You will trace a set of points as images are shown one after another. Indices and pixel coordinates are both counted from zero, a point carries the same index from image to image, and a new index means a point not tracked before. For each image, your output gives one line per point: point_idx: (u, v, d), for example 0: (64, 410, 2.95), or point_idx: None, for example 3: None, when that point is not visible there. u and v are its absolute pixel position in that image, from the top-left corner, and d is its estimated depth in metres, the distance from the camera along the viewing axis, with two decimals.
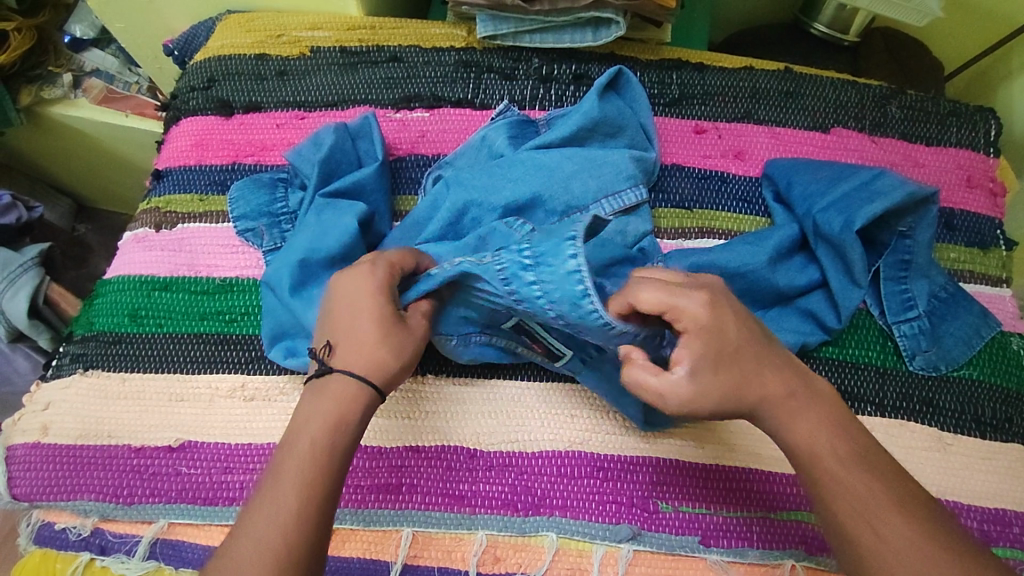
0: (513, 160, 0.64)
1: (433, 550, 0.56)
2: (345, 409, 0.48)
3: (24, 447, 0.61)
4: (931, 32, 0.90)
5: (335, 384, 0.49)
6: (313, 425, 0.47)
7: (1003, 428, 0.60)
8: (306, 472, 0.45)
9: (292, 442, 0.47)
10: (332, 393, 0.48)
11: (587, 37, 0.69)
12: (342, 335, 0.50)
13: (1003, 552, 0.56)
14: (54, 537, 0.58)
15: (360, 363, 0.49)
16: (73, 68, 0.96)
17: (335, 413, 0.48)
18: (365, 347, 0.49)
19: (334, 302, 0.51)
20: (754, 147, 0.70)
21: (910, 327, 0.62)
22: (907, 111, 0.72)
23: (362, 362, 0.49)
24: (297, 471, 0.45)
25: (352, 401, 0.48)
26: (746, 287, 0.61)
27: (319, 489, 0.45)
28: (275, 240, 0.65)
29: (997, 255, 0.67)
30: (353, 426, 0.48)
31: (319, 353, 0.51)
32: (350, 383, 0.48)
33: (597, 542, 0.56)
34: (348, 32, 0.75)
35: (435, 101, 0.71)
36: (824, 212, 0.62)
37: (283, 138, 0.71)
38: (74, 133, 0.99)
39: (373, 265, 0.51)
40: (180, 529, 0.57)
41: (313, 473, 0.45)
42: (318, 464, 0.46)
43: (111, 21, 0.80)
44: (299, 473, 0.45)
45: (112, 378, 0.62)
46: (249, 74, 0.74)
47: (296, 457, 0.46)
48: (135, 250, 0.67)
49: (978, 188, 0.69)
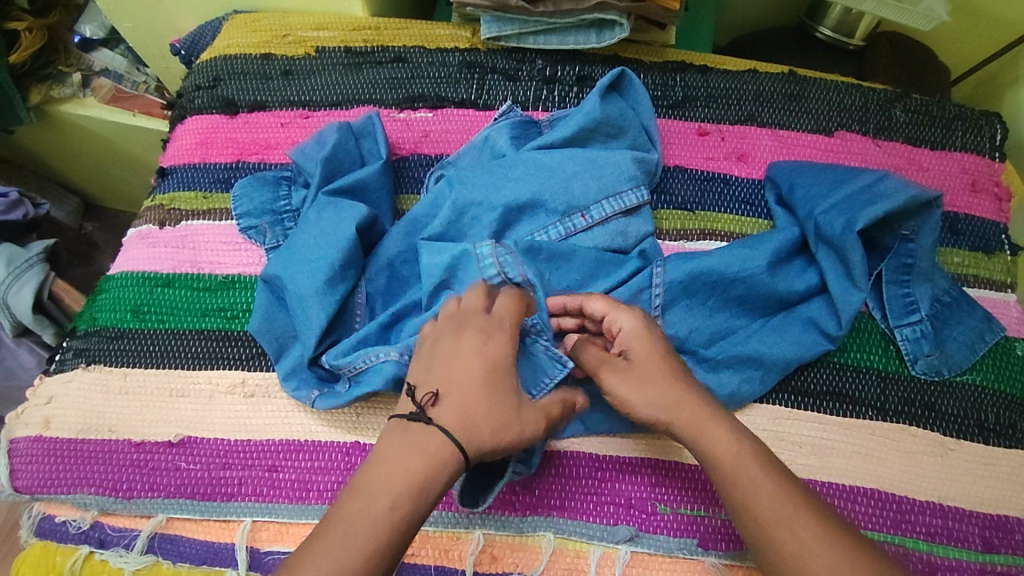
0: (515, 159, 0.64)
1: (429, 548, 0.56)
2: (435, 471, 0.46)
3: (26, 440, 0.61)
4: (939, 37, 0.90)
5: (430, 444, 0.47)
6: (395, 479, 0.46)
7: (1006, 434, 0.60)
8: (377, 529, 0.44)
9: (369, 494, 0.45)
10: (424, 447, 0.47)
11: (591, 39, 0.69)
12: (448, 389, 0.49)
13: (1004, 559, 0.56)
14: (54, 529, 0.58)
15: (456, 427, 0.47)
16: (83, 68, 0.97)
17: (420, 475, 0.46)
18: (470, 412, 0.48)
19: (446, 350, 0.51)
20: (756, 149, 0.70)
21: (912, 331, 0.61)
22: (912, 115, 0.71)
23: (457, 426, 0.47)
24: (371, 528, 0.44)
25: (434, 465, 0.46)
26: (746, 293, 0.60)
27: (386, 551, 0.44)
28: (277, 238, 0.65)
29: (1001, 260, 0.66)
30: (432, 491, 0.46)
31: (421, 399, 0.49)
32: (442, 449, 0.46)
33: (594, 543, 0.56)
34: (354, 33, 0.76)
35: (438, 101, 0.72)
36: (825, 214, 0.62)
37: (287, 136, 0.71)
38: (82, 131, 1.00)
39: (487, 324, 0.52)
40: (180, 524, 0.58)
41: (379, 541, 0.44)
42: (389, 522, 0.44)
43: (120, 20, 0.81)
44: (371, 532, 0.44)
45: (114, 373, 0.63)
46: (255, 73, 0.74)
47: (372, 513, 0.45)
48: (139, 246, 0.68)
49: (982, 192, 0.69)
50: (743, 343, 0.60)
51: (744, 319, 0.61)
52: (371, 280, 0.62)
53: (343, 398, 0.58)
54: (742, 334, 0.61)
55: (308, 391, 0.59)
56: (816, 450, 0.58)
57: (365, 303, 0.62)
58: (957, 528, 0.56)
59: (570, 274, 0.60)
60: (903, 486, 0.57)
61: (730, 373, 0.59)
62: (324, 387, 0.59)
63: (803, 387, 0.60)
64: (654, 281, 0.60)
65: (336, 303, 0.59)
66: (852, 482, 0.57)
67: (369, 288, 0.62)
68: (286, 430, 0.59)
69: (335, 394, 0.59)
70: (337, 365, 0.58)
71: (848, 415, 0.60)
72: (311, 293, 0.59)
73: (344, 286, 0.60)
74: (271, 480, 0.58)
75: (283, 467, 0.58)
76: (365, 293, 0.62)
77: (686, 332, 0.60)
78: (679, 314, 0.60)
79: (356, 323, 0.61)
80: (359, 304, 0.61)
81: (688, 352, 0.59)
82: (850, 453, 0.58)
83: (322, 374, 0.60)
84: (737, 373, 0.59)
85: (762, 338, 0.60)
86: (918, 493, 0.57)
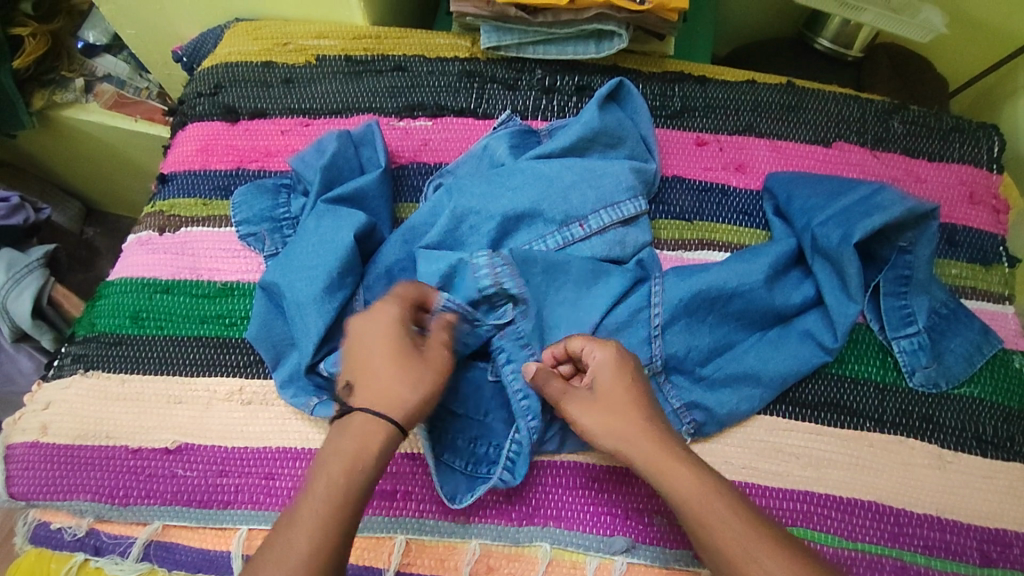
0: (514, 169, 0.64)
1: (425, 558, 0.56)
2: (366, 446, 0.48)
3: (23, 446, 0.61)
4: (936, 50, 0.90)
5: (356, 423, 0.49)
6: (329, 462, 0.47)
7: (1005, 447, 0.59)
8: (316, 512, 0.45)
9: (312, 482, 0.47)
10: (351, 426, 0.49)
11: (590, 49, 0.69)
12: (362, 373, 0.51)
13: (1002, 572, 0.55)
14: (50, 536, 0.58)
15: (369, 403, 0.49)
16: (86, 73, 0.97)
17: (350, 453, 0.48)
18: (383, 388, 0.50)
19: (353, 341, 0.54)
20: (755, 160, 0.70)
21: (910, 343, 0.61)
22: (910, 126, 0.72)
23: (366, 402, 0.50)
24: (312, 510, 0.45)
25: (359, 440, 0.48)
26: (744, 307, 0.61)
27: (331, 531, 0.45)
28: (276, 245, 0.66)
29: (998, 272, 0.66)
30: (363, 464, 0.47)
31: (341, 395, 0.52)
32: (365, 424, 0.48)
33: (590, 554, 0.55)
34: (354, 41, 0.76)
35: (437, 110, 0.72)
36: (822, 226, 0.62)
37: (287, 144, 0.72)
38: (84, 136, 1.00)
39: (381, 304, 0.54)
40: (175, 532, 0.58)
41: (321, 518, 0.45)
42: (331, 503, 0.46)
43: (122, 27, 0.82)
44: (312, 518, 0.45)
45: (112, 379, 0.63)
46: (255, 80, 0.75)
47: (312, 498, 0.46)
48: (139, 253, 0.68)
49: (980, 204, 0.69)
50: (739, 358, 0.60)
51: (741, 332, 0.61)
52: (370, 289, 0.62)
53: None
54: (739, 348, 0.61)
55: (306, 399, 0.59)
56: (813, 462, 0.58)
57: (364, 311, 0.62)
58: (955, 541, 0.56)
59: (567, 287, 0.60)
60: (902, 499, 0.57)
61: (728, 390, 0.59)
62: (322, 395, 0.59)
63: (801, 399, 0.60)
64: (651, 297, 0.60)
65: (335, 311, 0.59)
66: (849, 493, 0.57)
67: (367, 297, 0.62)
68: (284, 438, 0.59)
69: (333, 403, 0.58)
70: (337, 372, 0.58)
71: (845, 426, 0.59)
72: (309, 301, 0.59)
73: (343, 295, 0.60)
74: (268, 489, 0.58)
75: (280, 475, 0.58)
76: (363, 301, 0.62)
77: (684, 349, 0.59)
78: (679, 331, 0.60)
79: None
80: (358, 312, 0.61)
81: (685, 368, 0.60)
82: (848, 465, 0.58)
83: (320, 382, 0.60)
84: (733, 389, 0.59)
85: (758, 354, 0.60)
86: (916, 506, 0.57)
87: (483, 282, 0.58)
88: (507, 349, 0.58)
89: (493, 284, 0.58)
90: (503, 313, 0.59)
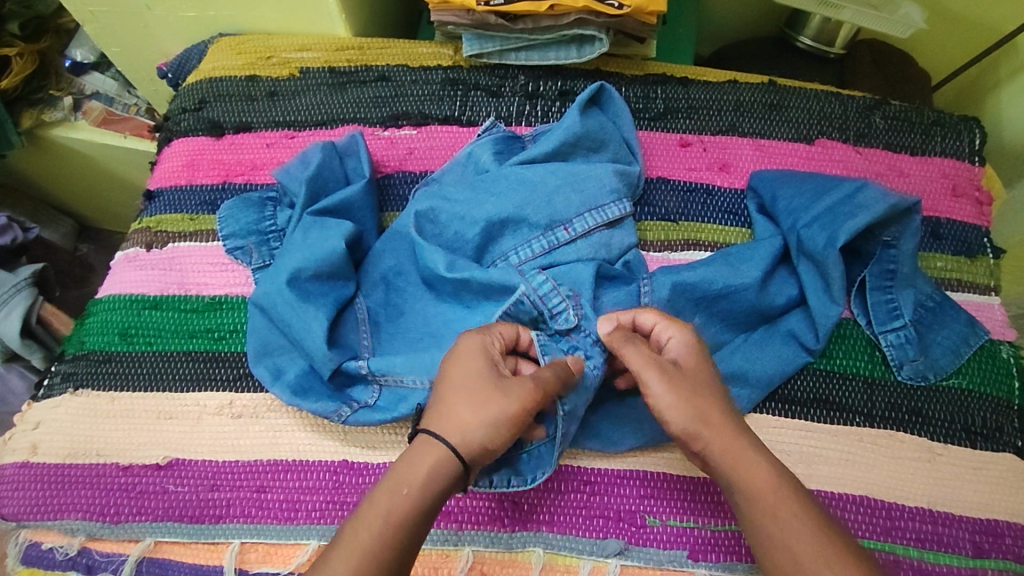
0: (498, 174, 0.65)
1: (418, 566, 0.55)
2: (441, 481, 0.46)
3: (13, 467, 0.61)
4: (916, 45, 0.91)
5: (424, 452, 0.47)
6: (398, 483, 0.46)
7: (994, 437, 0.60)
8: (371, 545, 0.44)
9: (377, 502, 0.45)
10: (419, 453, 0.47)
11: (571, 54, 0.70)
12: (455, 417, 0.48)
13: (995, 563, 0.55)
14: (41, 556, 0.58)
15: (454, 435, 0.47)
16: (74, 91, 0.97)
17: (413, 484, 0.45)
18: (456, 411, 0.48)
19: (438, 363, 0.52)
20: (739, 159, 0.70)
21: (897, 337, 0.61)
22: (891, 121, 0.72)
23: (463, 437, 0.47)
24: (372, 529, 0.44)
25: (428, 470, 0.46)
26: (728, 308, 0.61)
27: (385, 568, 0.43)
28: (264, 258, 0.66)
29: (984, 263, 0.67)
30: (428, 496, 0.46)
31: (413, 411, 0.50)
32: (437, 455, 0.46)
33: (583, 557, 0.55)
34: (337, 52, 0.77)
35: (422, 119, 0.72)
36: (808, 228, 0.62)
37: (273, 157, 0.72)
38: (74, 154, 1.00)
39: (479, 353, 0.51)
40: (167, 548, 0.57)
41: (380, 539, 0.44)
42: (389, 536, 0.44)
43: (107, 45, 0.83)
44: (364, 548, 0.43)
45: (102, 397, 0.63)
46: (240, 95, 0.75)
47: (365, 527, 0.44)
48: (126, 269, 0.68)
49: (964, 196, 0.69)
50: (725, 359, 0.60)
51: (724, 333, 0.62)
52: (368, 295, 0.63)
53: (376, 410, 0.58)
54: (727, 350, 0.61)
55: (334, 407, 0.58)
56: (805, 458, 0.58)
57: (367, 318, 0.62)
58: (947, 533, 0.56)
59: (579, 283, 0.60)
60: (893, 493, 0.57)
61: None
62: (351, 402, 0.59)
63: (789, 396, 0.60)
64: (640, 297, 0.60)
65: (332, 310, 0.60)
66: (842, 488, 0.57)
67: (368, 302, 0.63)
68: (274, 450, 0.60)
69: (365, 407, 0.58)
70: (377, 371, 0.58)
71: (835, 422, 0.60)
72: (298, 316, 0.59)
73: (344, 289, 0.62)
74: (259, 501, 0.58)
75: (272, 488, 0.58)
76: (365, 307, 0.63)
77: None
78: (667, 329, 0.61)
79: (354, 335, 0.62)
80: (361, 319, 0.62)
81: None
82: (838, 460, 0.58)
83: (340, 386, 0.60)
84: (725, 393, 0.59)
85: (745, 354, 0.60)
86: (908, 499, 0.57)
87: (552, 300, 0.58)
88: (582, 348, 0.56)
89: (558, 297, 0.58)
90: (566, 319, 0.57)
